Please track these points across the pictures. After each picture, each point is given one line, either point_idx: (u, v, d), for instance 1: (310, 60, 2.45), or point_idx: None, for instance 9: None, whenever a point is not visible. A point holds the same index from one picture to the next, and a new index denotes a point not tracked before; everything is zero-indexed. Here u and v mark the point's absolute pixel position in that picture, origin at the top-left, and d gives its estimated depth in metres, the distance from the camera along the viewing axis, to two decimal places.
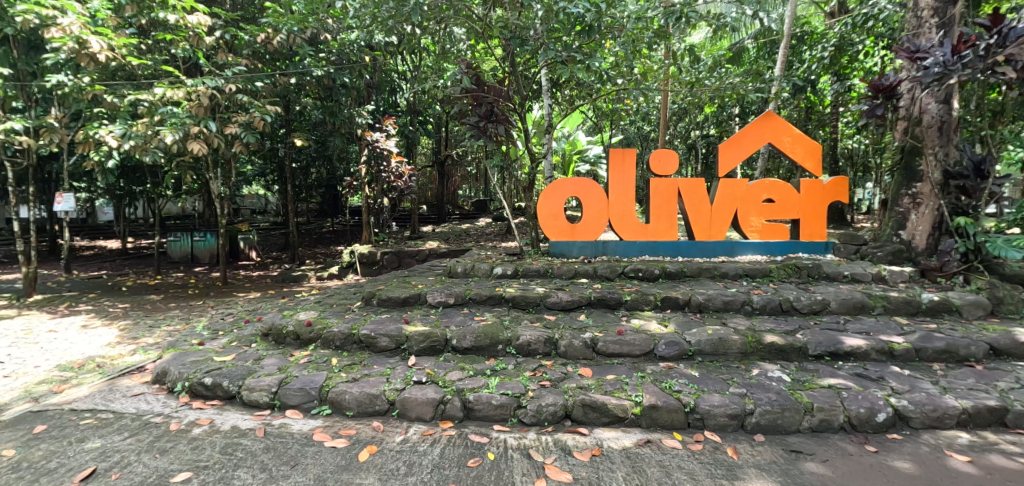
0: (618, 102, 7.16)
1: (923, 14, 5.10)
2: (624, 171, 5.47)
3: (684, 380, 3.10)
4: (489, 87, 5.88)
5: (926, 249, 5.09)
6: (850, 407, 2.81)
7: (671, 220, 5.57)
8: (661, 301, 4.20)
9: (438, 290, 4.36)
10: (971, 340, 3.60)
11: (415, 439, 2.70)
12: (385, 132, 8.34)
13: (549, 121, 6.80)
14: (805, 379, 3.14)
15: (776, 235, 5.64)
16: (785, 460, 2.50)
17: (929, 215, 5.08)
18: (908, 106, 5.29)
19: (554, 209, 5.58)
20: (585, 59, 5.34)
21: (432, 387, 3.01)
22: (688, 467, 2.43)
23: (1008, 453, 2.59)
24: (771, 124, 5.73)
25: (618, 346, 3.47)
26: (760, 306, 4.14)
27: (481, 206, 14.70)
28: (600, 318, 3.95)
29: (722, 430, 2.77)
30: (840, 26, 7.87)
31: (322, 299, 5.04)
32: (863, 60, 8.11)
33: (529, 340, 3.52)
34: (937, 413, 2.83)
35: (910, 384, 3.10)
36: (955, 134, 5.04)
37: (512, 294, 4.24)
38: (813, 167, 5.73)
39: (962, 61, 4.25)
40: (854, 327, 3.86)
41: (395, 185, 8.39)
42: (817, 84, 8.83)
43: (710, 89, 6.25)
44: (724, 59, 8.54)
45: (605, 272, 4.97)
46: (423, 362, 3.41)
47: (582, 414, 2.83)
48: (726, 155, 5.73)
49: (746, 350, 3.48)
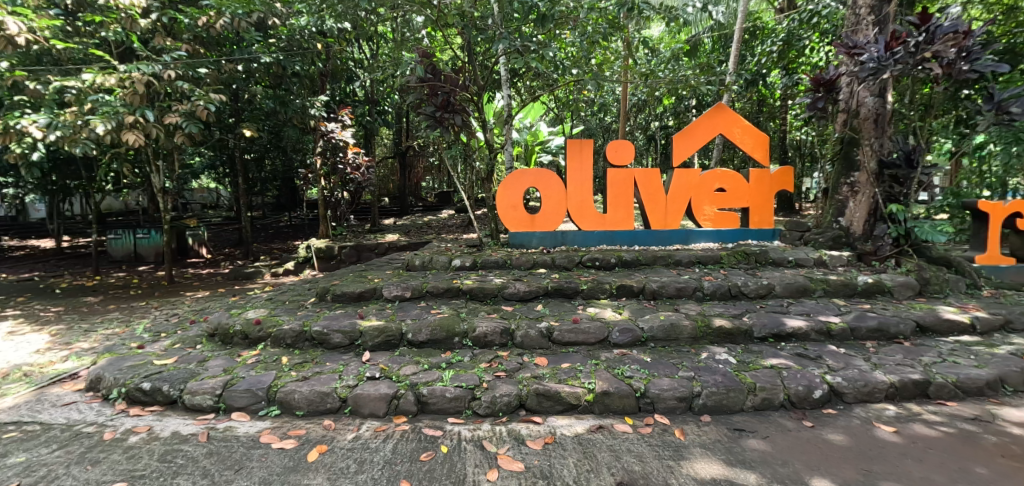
0: (577, 93, 7.22)
1: (861, 12, 5.35)
2: (582, 163, 5.52)
3: (636, 365, 3.18)
4: (446, 76, 5.73)
5: (863, 235, 5.42)
6: (789, 386, 2.97)
7: (628, 209, 5.66)
8: (617, 289, 4.27)
9: (395, 284, 4.29)
10: (900, 318, 3.87)
11: (367, 435, 2.64)
12: (341, 122, 8.12)
13: (509, 111, 6.79)
14: (749, 361, 3.29)
15: (727, 223, 5.86)
16: (728, 439, 2.60)
17: (866, 203, 5.40)
18: (847, 100, 5.54)
19: (514, 200, 5.56)
20: (540, 49, 5.31)
21: (385, 383, 2.96)
22: (637, 450, 2.48)
23: (930, 422, 2.80)
24: (722, 115, 5.89)
25: (573, 334, 3.51)
26: (710, 292, 4.30)
27: (444, 198, 14.50)
28: (557, 308, 3.98)
29: (671, 413, 2.85)
30: (788, 21, 8.24)
31: (275, 296, 4.85)
32: (809, 55, 8.50)
33: (485, 332, 3.50)
34: (869, 388, 3.02)
35: (844, 362, 3.30)
36: (889, 126, 5.34)
37: (469, 286, 4.20)
38: (761, 158, 5.98)
39: (895, 57, 4.52)
40: (796, 309, 4.07)
41: (352, 177, 8.15)
42: (767, 77, 9.21)
43: (664, 81, 6.34)
44: (681, 52, 8.80)
45: (563, 262, 5.01)
46: (378, 357, 3.34)
47: (536, 404, 2.85)
48: (680, 146, 5.86)
49: (696, 335, 3.60)
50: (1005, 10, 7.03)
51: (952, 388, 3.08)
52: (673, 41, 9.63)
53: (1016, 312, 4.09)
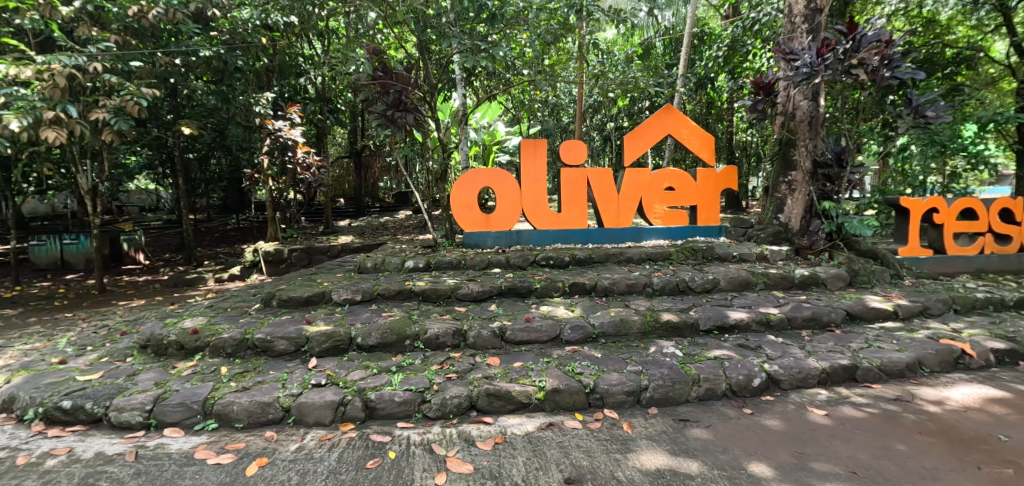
0: (532, 93, 7.25)
1: (796, 20, 5.66)
2: (535, 162, 5.55)
3: (587, 362, 3.22)
4: (397, 74, 5.60)
5: (799, 230, 5.73)
6: (730, 375, 3.10)
7: (581, 208, 5.75)
8: (570, 287, 4.32)
9: (345, 287, 4.16)
10: (832, 308, 4.13)
11: (311, 445, 2.55)
12: (290, 120, 7.78)
13: (464, 111, 6.73)
14: (694, 353, 3.41)
15: (676, 221, 6.06)
16: (673, 430, 2.68)
17: (802, 200, 5.72)
18: (784, 103, 5.85)
19: (468, 199, 5.51)
20: (490, 48, 5.29)
21: (331, 390, 2.86)
22: (586, 445, 2.52)
23: (856, 405, 3.00)
24: (670, 116, 6.09)
25: (525, 333, 3.53)
26: (659, 287, 4.43)
27: (402, 198, 14.22)
28: (510, 307, 3.98)
29: (620, 407, 2.92)
30: (732, 28, 8.62)
31: (216, 303, 4.59)
32: (753, 61, 8.93)
33: (437, 334, 3.46)
34: (802, 375, 3.20)
35: (781, 350, 3.49)
36: (821, 128, 5.67)
37: (422, 287, 4.13)
38: (707, 157, 6.22)
39: (826, 62, 4.81)
40: (739, 302, 4.26)
41: (302, 177, 7.84)
42: (715, 81, 9.60)
43: (614, 82, 6.46)
44: (634, 55, 9.02)
45: (517, 261, 5.02)
46: (325, 363, 3.23)
47: (487, 404, 2.84)
48: (631, 146, 6.00)
49: (645, 330, 3.70)
50: (922, 23, 7.64)
51: (876, 372, 3.31)
52: (626, 44, 9.86)
53: (932, 299, 4.44)
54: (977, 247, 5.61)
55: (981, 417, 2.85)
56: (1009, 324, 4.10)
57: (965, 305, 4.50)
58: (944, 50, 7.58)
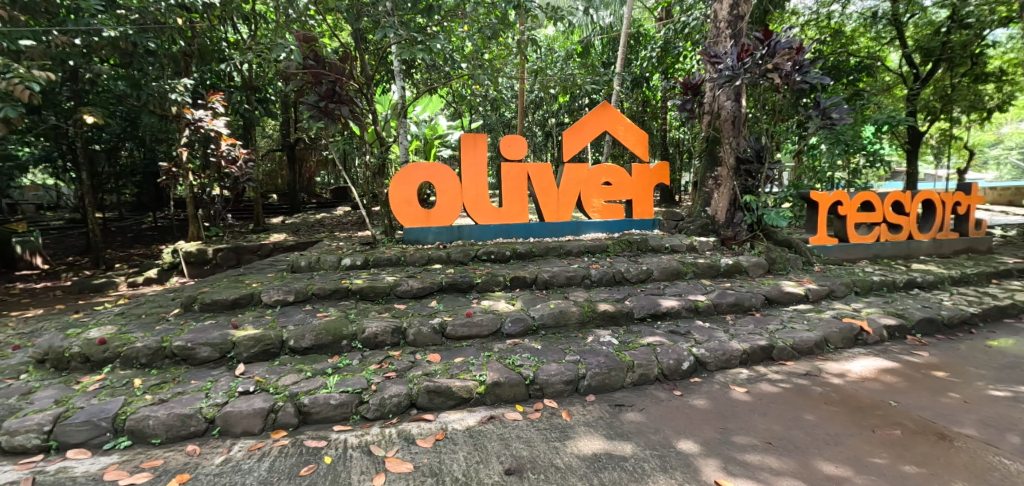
0: (473, 88, 7.21)
1: (721, 26, 6.01)
2: (476, 157, 5.53)
3: (527, 354, 3.28)
4: (330, 64, 5.35)
5: (725, 222, 6.12)
6: (662, 360, 3.28)
7: (522, 202, 5.81)
8: (511, 281, 4.37)
9: (276, 287, 3.94)
10: (752, 294, 4.46)
11: (238, 456, 2.41)
12: (212, 109, 7.20)
13: (403, 103, 6.55)
14: (629, 340, 3.56)
15: (613, 214, 6.27)
16: (609, 415, 2.80)
17: (727, 194, 6.10)
18: (711, 103, 6.20)
19: (408, 194, 5.39)
20: (427, 40, 5.19)
21: (260, 396, 2.72)
22: (526, 436, 2.57)
23: (772, 381, 3.27)
24: (607, 113, 6.28)
25: (466, 328, 3.52)
26: (597, 279, 4.58)
27: (340, 193, 13.67)
28: (451, 303, 3.96)
29: (559, 397, 3.00)
30: (665, 30, 9.03)
31: (128, 310, 4.19)
32: (684, 62, 9.40)
33: (375, 332, 3.37)
34: (726, 356, 3.45)
35: (707, 334, 3.73)
36: (743, 127, 6.06)
37: (360, 285, 4.01)
38: (641, 153, 6.47)
39: (745, 66, 5.18)
40: (670, 291, 4.50)
41: (227, 171, 7.30)
42: (650, 80, 10.01)
43: (553, 78, 6.56)
44: (574, 53, 9.20)
45: (459, 256, 4.99)
46: (254, 368, 3.06)
47: (427, 401, 2.82)
48: (570, 142, 6.12)
49: (583, 320, 3.81)
50: (831, 33, 8.37)
51: (789, 350, 3.62)
52: (566, 42, 10.04)
53: (836, 283, 4.92)
54: (875, 236, 6.26)
55: (875, 385, 3.20)
56: (898, 303, 4.62)
57: (864, 287, 5.03)
58: (849, 58, 8.37)
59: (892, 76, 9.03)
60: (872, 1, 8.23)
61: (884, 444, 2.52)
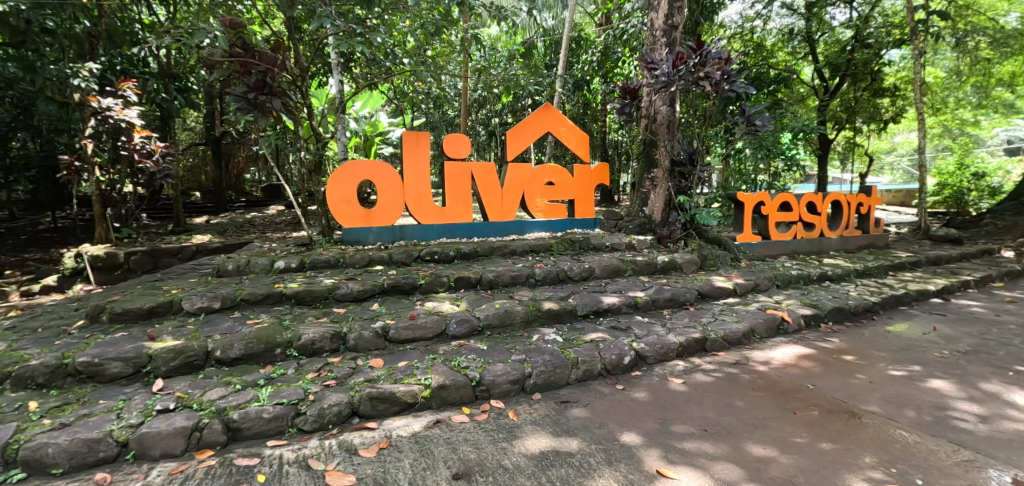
0: (414, 84, 7.05)
1: (656, 34, 6.26)
2: (418, 155, 5.41)
3: (473, 355, 3.25)
4: (261, 52, 4.99)
5: (661, 221, 6.40)
6: (604, 356, 3.37)
7: (466, 202, 5.76)
8: (455, 282, 4.31)
9: (199, 294, 3.64)
10: (686, 289, 4.70)
11: (157, 482, 2.20)
12: (123, 97, 6.40)
13: (341, 98, 6.28)
14: (573, 338, 3.63)
15: (556, 214, 6.37)
16: (556, 412, 2.83)
17: (663, 194, 6.39)
18: (647, 108, 6.45)
19: (347, 193, 5.16)
20: (368, 33, 4.99)
21: (182, 414, 2.50)
22: (473, 438, 2.54)
23: (706, 371, 3.45)
24: (549, 114, 6.36)
25: (410, 331, 3.44)
26: (541, 278, 4.63)
27: (272, 191, 12.90)
28: (394, 305, 3.85)
29: (506, 396, 3.00)
30: (605, 36, 9.33)
31: (20, 323, 3.69)
32: (622, 67, 9.77)
33: (312, 339, 3.21)
34: (663, 350, 3.61)
35: (646, 329, 3.88)
36: (677, 131, 6.37)
37: (295, 289, 3.79)
38: (582, 154, 6.63)
39: (679, 73, 5.47)
40: (611, 288, 4.64)
41: (142, 166, 6.63)
42: (590, 83, 10.29)
43: (497, 78, 6.54)
44: (517, 53, 9.27)
45: (401, 257, 4.86)
46: (175, 384, 2.80)
47: (370, 408, 2.72)
48: (514, 142, 6.14)
49: (528, 319, 3.84)
50: (754, 46, 9.04)
51: (720, 341, 3.85)
52: (509, 42, 10.09)
53: (760, 277, 5.30)
54: (792, 233, 6.82)
55: (795, 371, 3.48)
56: (812, 295, 5.06)
57: (784, 281, 5.45)
58: (769, 70, 9.08)
59: (806, 88, 9.87)
60: (788, 19, 8.97)
61: (805, 425, 2.73)
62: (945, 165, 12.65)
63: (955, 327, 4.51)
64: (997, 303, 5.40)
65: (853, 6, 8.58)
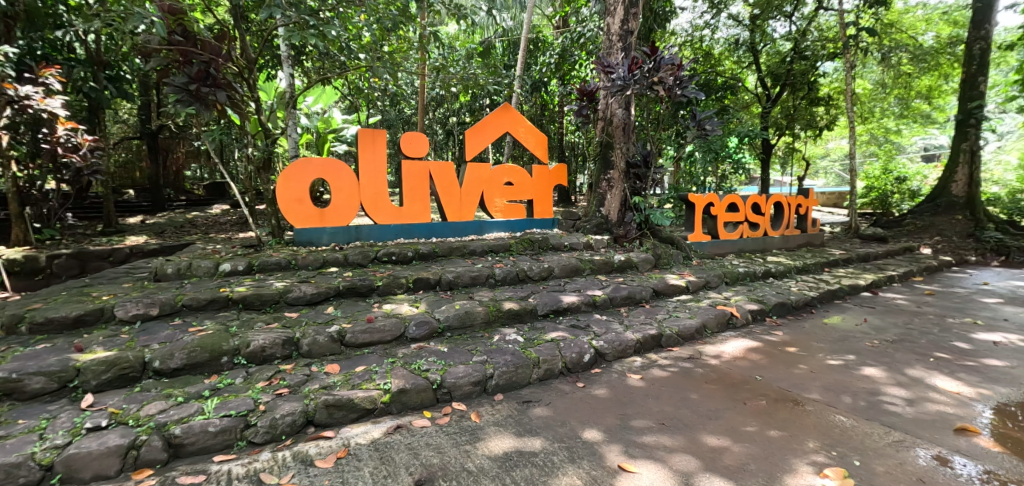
0: (371, 81, 6.85)
1: (613, 38, 6.40)
2: (375, 153, 5.26)
3: (433, 357, 3.19)
4: (204, 41, 4.68)
5: (617, 221, 6.54)
6: (565, 354, 3.40)
7: (424, 202, 5.67)
8: (414, 283, 4.23)
9: (135, 300, 3.37)
10: (642, 287, 4.83)
11: None
12: (45, 86, 5.84)
13: (291, 93, 6.00)
14: (534, 337, 3.65)
15: (515, 214, 6.39)
16: (518, 412, 2.83)
17: (619, 195, 6.54)
18: (604, 110, 6.58)
19: (299, 192, 4.95)
20: (321, 26, 4.80)
21: (116, 432, 2.30)
22: (435, 442, 2.50)
23: (662, 366, 3.56)
24: (508, 115, 6.37)
25: (367, 335, 3.34)
26: (501, 278, 4.62)
27: (216, 189, 12.19)
28: (350, 308, 3.73)
29: (468, 398, 2.97)
30: (562, 38, 9.46)
31: None
32: (579, 69, 9.93)
33: (262, 346, 3.05)
34: (622, 347, 3.69)
35: (605, 327, 3.95)
36: (632, 134, 6.53)
37: (243, 293, 3.59)
38: (541, 155, 6.67)
39: (635, 78, 5.61)
40: (571, 287, 4.70)
41: (67, 161, 6.07)
42: (548, 85, 10.39)
43: (455, 76, 6.47)
44: (476, 53, 9.22)
45: (357, 258, 4.71)
46: (107, 399, 2.58)
47: (326, 417, 2.62)
48: (472, 141, 6.10)
49: (488, 319, 3.82)
50: (703, 54, 9.45)
51: (675, 337, 3.99)
52: (467, 41, 10.02)
53: (710, 275, 5.53)
54: (739, 233, 7.16)
55: (744, 363, 3.65)
56: (758, 291, 5.33)
57: (732, 278, 5.72)
58: (717, 77, 9.51)
59: (750, 95, 10.41)
60: (734, 29, 9.44)
61: (754, 414, 2.87)
62: (872, 170, 13.71)
63: (883, 318, 4.89)
64: (918, 296, 5.90)
65: (792, 20, 9.14)
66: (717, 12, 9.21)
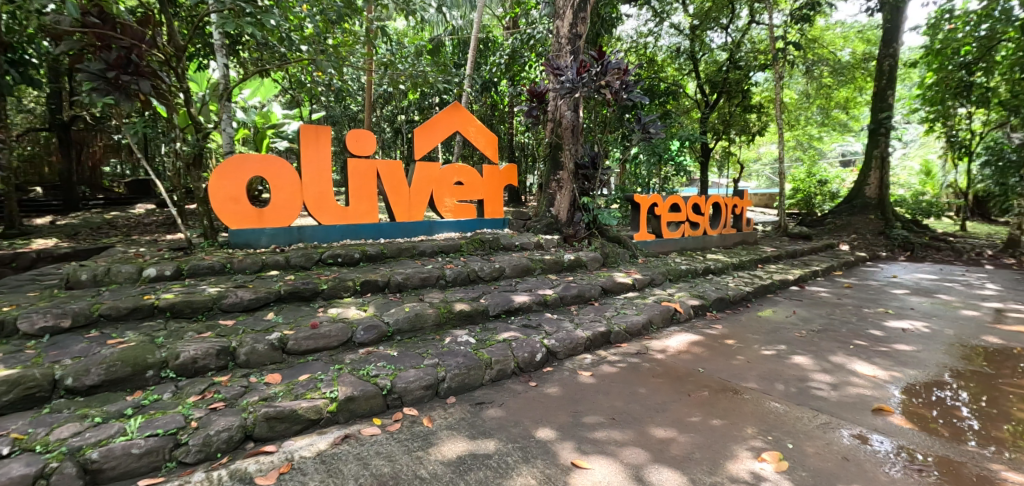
0: (313, 75, 6.55)
1: (562, 41, 6.48)
2: (318, 151, 5.05)
3: (383, 362, 3.10)
4: (124, 24, 4.26)
5: (566, 221, 6.65)
6: (517, 354, 3.41)
7: (371, 201, 5.49)
8: (361, 286, 4.08)
9: (42, 311, 3.02)
10: (592, 285, 4.93)
11: None
12: None
13: (226, 85, 5.62)
14: (486, 338, 3.63)
15: (465, 214, 6.34)
16: (471, 414, 2.80)
17: (568, 195, 6.65)
18: (553, 112, 6.66)
19: (234, 190, 4.64)
20: (258, 14, 4.52)
21: (20, 461, 2.06)
22: (386, 450, 2.42)
23: (611, 362, 3.65)
24: (457, 114, 6.30)
25: (311, 341, 3.18)
26: (452, 279, 4.57)
27: (139, 187, 11.21)
28: (292, 314, 3.54)
29: (419, 403, 2.90)
30: (512, 39, 9.50)
31: None
32: (529, 71, 10.02)
33: (194, 357, 2.83)
34: (572, 344, 3.75)
35: (556, 326, 4.00)
36: (581, 136, 6.66)
37: (171, 301, 3.31)
38: (491, 155, 6.66)
39: (583, 80, 5.72)
40: (522, 287, 4.72)
41: None
42: (498, 85, 10.40)
43: (404, 73, 6.31)
44: (425, 50, 9.06)
45: (299, 261, 4.49)
46: (9, 423, 2.30)
47: (267, 430, 2.47)
48: (421, 140, 5.98)
49: (440, 321, 3.76)
50: (647, 61, 9.83)
51: (623, 333, 4.10)
52: (416, 38, 9.83)
53: (655, 272, 5.75)
54: (681, 232, 7.50)
55: (687, 356, 3.81)
56: (699, 287, 5.60)
57: (674, 275, 5.97)
58: (660, 83, 9.92)
59: (690, 101, 10.92)
60: (676, 38, 9.89)
61: (698, 405, 3.00)
62: (797, 174, 14.81)
63: (809, 310, 5.28)
64: (838, 289, 6.43)
65: (728, 32, 9.69)
66: (660, 21, 9.61)
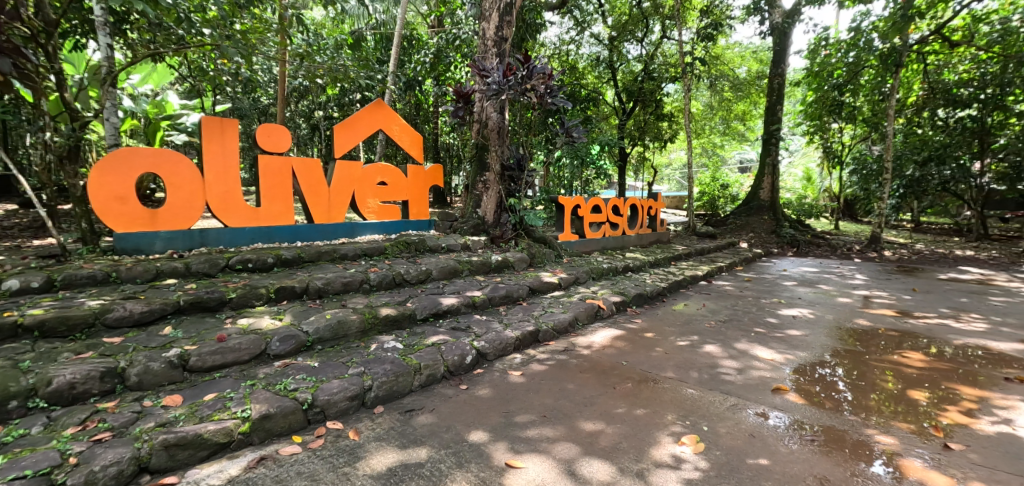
0: (216, 63, 5.96)
1: (488, 43, 6.48)
2: (224, 147, 4.61)
3: (302, 374, 2.89)
4: None
5: (493, 222, 6.66)
6: (447, 358, 3.35)
7: (286, 202, 5.12)
8: (276, 292, 3.79)
9: None
10: (519, 286, 4.99)
11: None
12: None
13: (108, 68, 4.93)
14: (414, 343, 3.52)
15: (390, 215, 6.12)
16: (401, 423, 2.70)
17: (494, 197, 6.66)
18: (479, 113, 6.64)
19: (121, 189, 4.09)
20: None
21: None
22: (308, 470, 2.26)
23: (540, 360, 3.72)
24: (380, 112, 6.07)
25: (218, 356, 2.89)
26: (376, 283, 4.38)
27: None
28: (195, 326, 3.20)
29: (344, 415, 2.75)
30: (437, 38, 9.37)
31: None
32: (454, 71, 9.93)
33: (71, 382, 2.45)
34: (502, 345, 3.75)
35: (485, 327, 3.99)
36: (506, 138, 6.72)
37: (39, 317, 2.84)
38: (415, 155, 6.50)
39: (509, 83, 5.77)
40: (449, 289, 4.64)
41: None
42: (422, 84, 10.19)
43: (322, 66, 5.95)
44: (345, 44, 8.65)
45: (202, 267, 4.06)
46: None
47: (166, 459, 2.20)
48: (341, 138, 5.69)
49: (364, 327, 3.59)
50: (569, 67, 10.17)
51: (551, 332, 4.19)
52: (335, 30, 9.34)
53: (579, 271, 5.95)
54: (602, 232, 7.84)
55: (611, 351, 3.98)
56: (620, 284, 5.89)
57: (597, 273, 6.23)
58: (581, 90, 10.30)
59: (609, 107, 11.46)
60: (595, 47, 10.35)
61: (623, 396, 3.14)
62: (703, 178, 16.13)
63: (716, 302, 5.76)
64: (740, 282, 7.08)
65: (642, 44, 10.30)
66: (581, 30, 9.99)
